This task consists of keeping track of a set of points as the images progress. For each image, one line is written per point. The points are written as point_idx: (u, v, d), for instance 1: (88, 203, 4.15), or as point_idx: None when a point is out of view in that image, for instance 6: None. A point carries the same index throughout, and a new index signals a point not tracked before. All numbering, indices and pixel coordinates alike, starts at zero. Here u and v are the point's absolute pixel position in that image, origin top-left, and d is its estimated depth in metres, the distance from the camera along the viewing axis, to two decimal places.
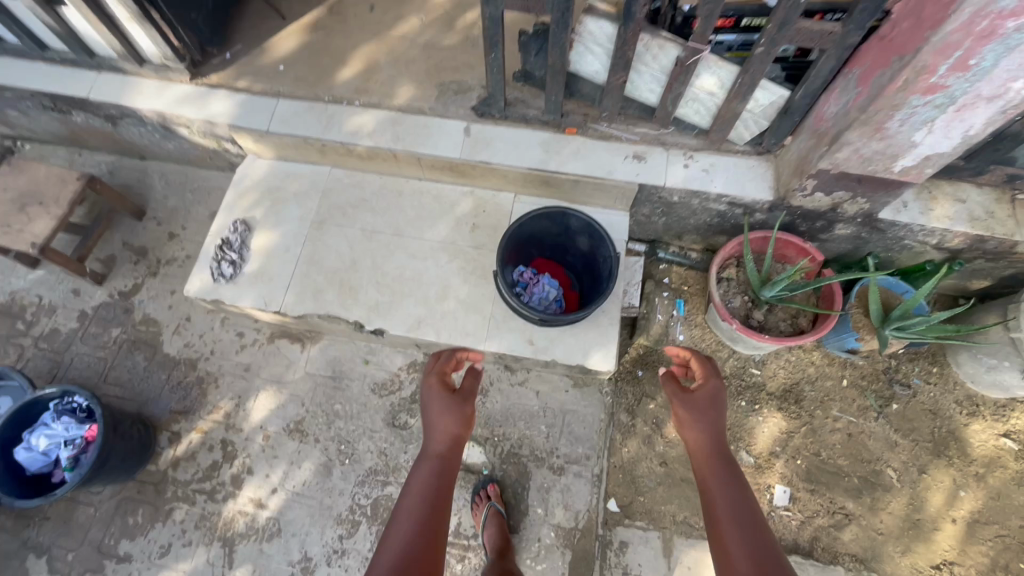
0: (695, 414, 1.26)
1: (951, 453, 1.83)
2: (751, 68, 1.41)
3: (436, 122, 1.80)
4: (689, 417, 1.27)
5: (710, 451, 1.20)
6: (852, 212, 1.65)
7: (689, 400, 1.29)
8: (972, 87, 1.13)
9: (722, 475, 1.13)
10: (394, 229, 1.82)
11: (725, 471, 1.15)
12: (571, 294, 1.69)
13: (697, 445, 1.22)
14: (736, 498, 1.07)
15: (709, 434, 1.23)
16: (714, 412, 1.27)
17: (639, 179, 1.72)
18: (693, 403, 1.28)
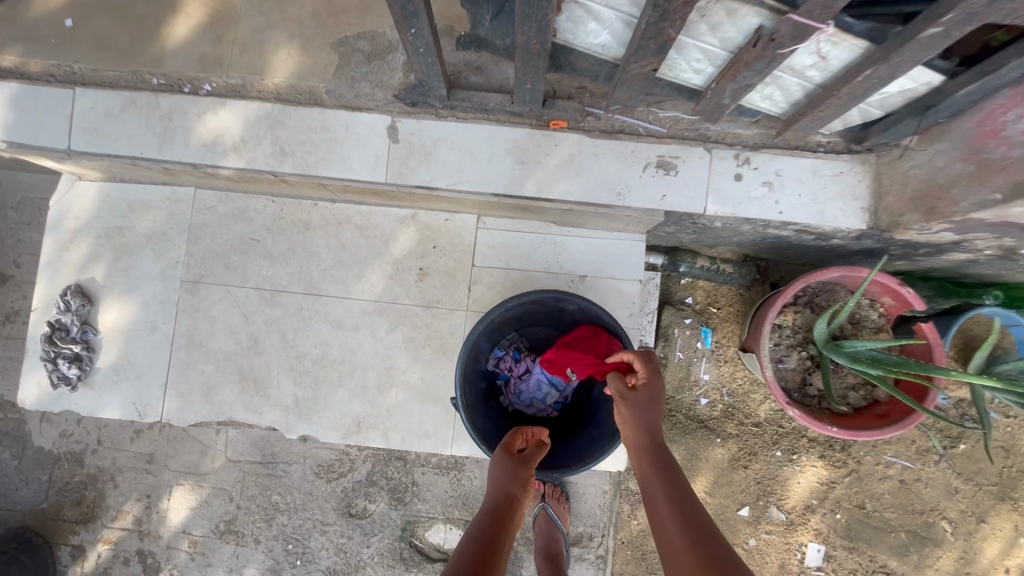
0: (637, 404, 0.88)
1: (1018, 496, 1.53)
2: (899, 56, 0.75)
3: (340, 119, 1.12)
4: (624, 413, 0.88)
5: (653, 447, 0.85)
6: (984, 246, 1.09)
7: (626, 391, 0.89)
8: None
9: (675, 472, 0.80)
10: (305, 285, 1.25)
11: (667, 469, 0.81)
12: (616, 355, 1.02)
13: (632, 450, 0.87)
14: (684, 503, 0.74)
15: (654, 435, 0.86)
16: (660, 414, 0.89)
17: (664, 206, 1.13)
18: (630, 395, 0.89)
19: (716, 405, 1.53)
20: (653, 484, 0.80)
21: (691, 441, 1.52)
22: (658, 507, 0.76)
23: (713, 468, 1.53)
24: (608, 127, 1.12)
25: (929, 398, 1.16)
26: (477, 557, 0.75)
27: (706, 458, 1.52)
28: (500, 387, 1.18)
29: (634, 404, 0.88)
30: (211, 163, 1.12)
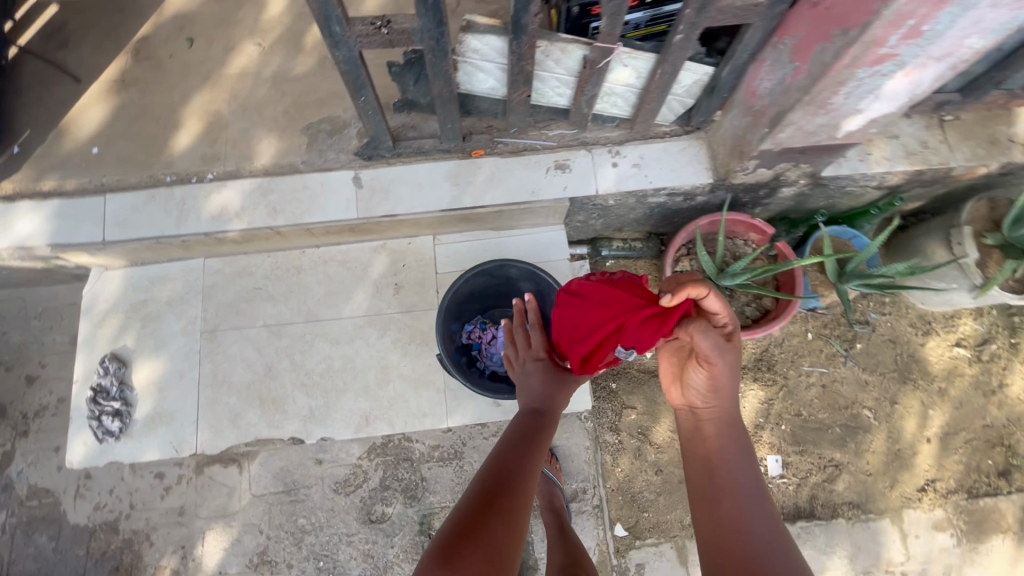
0: (722, 377, 1.04)
1: (915, 376, 1.86)
2: (671, 57, 1.21)
3: (316, 179, 1.48)
4: (715, 375, 1.03)
5: (728, 431, 1.04)
6: (796, 176, 1.52)
7: (722, 348, 1.02)
8: (922, 53, 1.00)
9: (745, 461, 1.00)
10: (304, 314, 1.54)
11: (738, 453, 1.01)
12: (616, 304, 1.16)
13: (711, 418, 1.05)
14: (745, 489, 0.96)
15: (729, 418, 1.05)
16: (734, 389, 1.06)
17: (568, 194, 1.52)
18: (725, 363, 1.03)
19: None
20: (727, 460, 1.01)
21: (648, 389, 1.80)
22: (723, 479, 0.98)
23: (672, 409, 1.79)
24: (514, 149, 1.53)
25: (798, 291, 1.55)
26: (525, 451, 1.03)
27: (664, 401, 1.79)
28: (476, 356, 1.47)
29: (722, 374, 1.03)
30: (219, 229, 1.44)
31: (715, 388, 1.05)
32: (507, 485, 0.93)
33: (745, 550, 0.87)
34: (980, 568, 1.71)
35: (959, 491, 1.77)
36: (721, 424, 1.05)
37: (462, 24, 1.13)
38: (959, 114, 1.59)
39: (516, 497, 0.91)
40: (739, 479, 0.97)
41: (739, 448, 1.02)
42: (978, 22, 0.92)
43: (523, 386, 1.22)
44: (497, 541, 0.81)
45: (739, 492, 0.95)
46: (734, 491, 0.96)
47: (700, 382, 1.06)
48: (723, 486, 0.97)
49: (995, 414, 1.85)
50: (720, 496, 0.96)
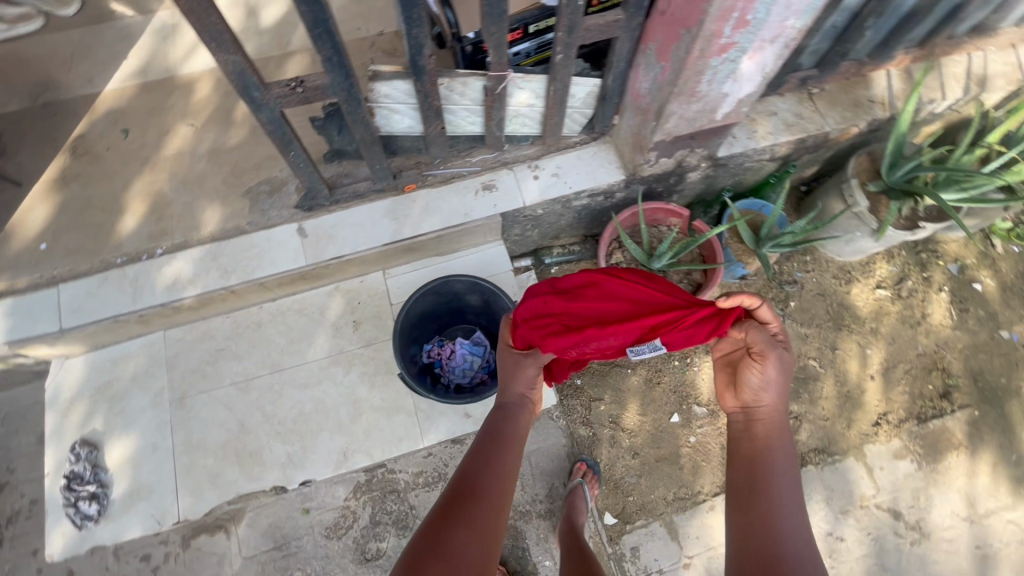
0: (774, 379, 1.06)
1: (849, 321, 2.02)
2: (558, 75, 1.38)
3: (262, 236, 1.57)
4: (767, 373, 1.06)
5: (773, 432, 1.04)
6: (696, 161, 1.70)
7: (773, 344, 1.07)
8: (755, 37, 1.19)
9: (786, 464, 0.99)
10: (270, 365, 1.60)
11: (781, 456, 1.00)
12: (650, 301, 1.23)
13: (760, 419, 1.06)
14: (785, 489, 0.94)
15: (776, 423, 1.05)
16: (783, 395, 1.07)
17: (498, 210, 1.66)
18: (782, 360, 1.06)
19: None
20: (772, 460, 1.00)
21: (610, 379, 1.90)
22: (766, 475, 0.97)
23: (636, 393, 1.89)
24: (443, 179, 1.67)
25: (719, 259, 1.71)
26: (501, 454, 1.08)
27: (627, 387, 1.89)
28: (439, 373, 1.55)
29: (775, 375, 1.06)
30: (175, 298, 1.51)
31: (763, 389, 1.06)
32: (481, 482, 1.00)
33: (772, 544, 0.86)
34: (944, 487, 1.81)
35: (910, 418, 1.89)
36: (769, 425, 1.05)
37: (369, 74, 1.27)
38: (823, 85, 1.82)
39: (484, 497, 0.97)
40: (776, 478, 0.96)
41: (783, 450, 1.01)
42: (788, 6, 1.12)
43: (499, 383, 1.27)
44: (462, 538, 0.87)
45: (779, 490, 0.94)
46: (773, 489, 0.94)
47: (752, 382, 1.07)
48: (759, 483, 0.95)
49: (925, 342, 2.01)
50: (759, 491, 0.94)
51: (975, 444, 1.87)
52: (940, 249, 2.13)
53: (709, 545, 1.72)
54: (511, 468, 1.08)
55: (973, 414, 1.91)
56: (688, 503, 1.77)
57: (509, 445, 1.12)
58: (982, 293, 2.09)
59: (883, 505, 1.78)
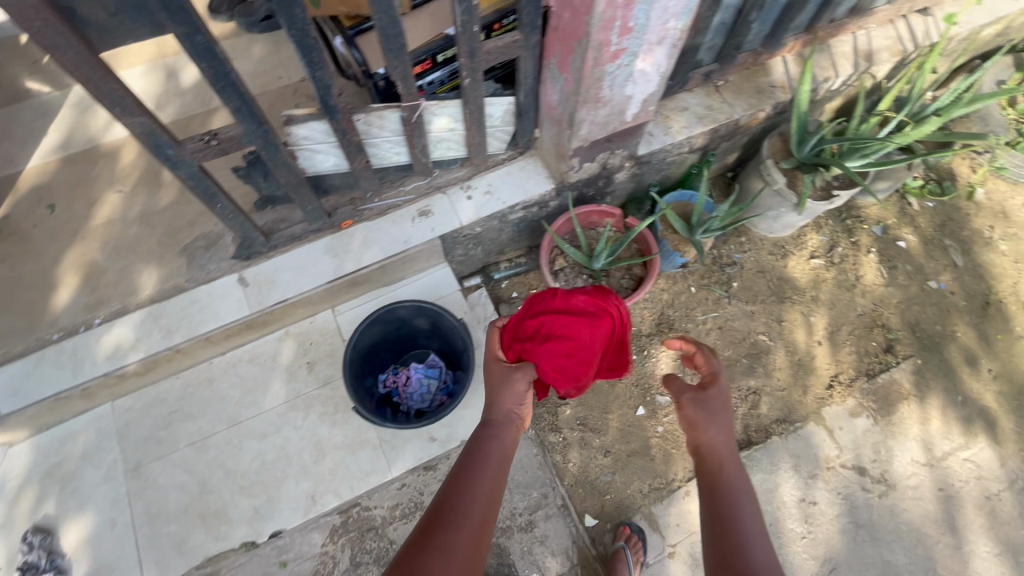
0: (708, 415, 1.16)
1: (790, 293, 2.12)
2: (470, 98, 1.44)
3: (203, 291, 1.57)
4: (698, 411, 1.17)
5: (728, 464, 1.07)
6: (619, 161, 1.79)
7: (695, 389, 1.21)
8: (642, 41, 1.28)
9: (745, 493, 1.01)
10: (226, 420, 1.58)
11: (737, 481, 1.04)
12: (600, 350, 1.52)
13: (708, 450, 1.11)
14: (746, 512, 0.97)
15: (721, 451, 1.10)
16: (723, 427, 1.15)
17: (436, 233, 1.69)
18: (709, 403, 1.17)
19: None
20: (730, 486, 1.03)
21: None
22: (725, 502, 0.99)
23: (601, 393, 1.93)
24: (379, 210, 1.70)
25: (654, 249, 1.78)
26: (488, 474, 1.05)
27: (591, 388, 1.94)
28: (398, 401, 1.55)
29: (708, 412, 1.16)
30: (118, 365, 1.48)
31: (703, 425, 1.14)
32: (462, 503, 0.96)
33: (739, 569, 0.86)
34: (901, 437, 1.89)
35: (860, 376, 1.98)
36: (721, 459, 1.09)
37: (284, 119, 1.30)
38: (727, 77, 1.94)
39: (467, 521, 0.93)
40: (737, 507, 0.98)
41: (738, 479, 1.05)
42: (665, 10, 1.21)
43: (488, 399, 1.24)
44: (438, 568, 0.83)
45: (739, 513, 0.96)
46: (734, 513, 0.96)
47: (688, 420, 1.18)
48: (723, 515, 0.97)
49: (862, 302, 2.11)
50: (722, 520, 0.96)
51: (923, 391, 1.96)
52: (862, 214, 2.27)
53: (690, 530, 1.75)
54: (494, 486, 1.04)
55: (917, 362, 2.01)
56: (664, 492, 1.80)
57: (492, 465, 1.08)
58: (907, 249, 2.21)
59: (848, 463, 1.85)
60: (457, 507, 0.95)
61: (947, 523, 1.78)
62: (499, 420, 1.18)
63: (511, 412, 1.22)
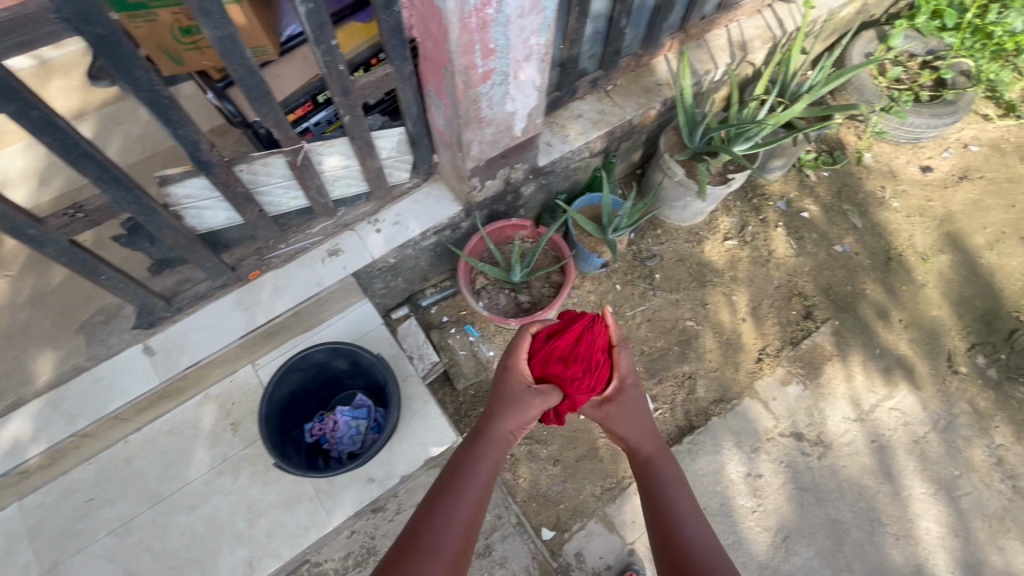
0: (620, 419, 1.26)
1: (711, 275, 2.20)
2: (354, 134, 1.44)
3: (105, 368, 1.49)
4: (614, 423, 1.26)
5: (656, 456, 1.22)
6: (521, 175, 1.83)
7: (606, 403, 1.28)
8: (509, 60, 1.32)
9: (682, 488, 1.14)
10: (149, 499, 1.50)
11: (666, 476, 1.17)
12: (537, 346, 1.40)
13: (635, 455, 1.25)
14: (676, 504, 1.10)
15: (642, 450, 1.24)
16: (639, 424, 1.26)
17: (348, 271, 1.68)
18: (615, 414, 1.26)
19: None
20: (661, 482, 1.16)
21: None
22: (660, 498, 1.12)
23: None
24: (287, 256, 1.67)
25: (567, 254, 1.81)
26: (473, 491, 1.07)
27: None
28: (329, 447, 1.52)
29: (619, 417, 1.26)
30: (18, 462, 1.39)
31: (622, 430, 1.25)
32: (438, 525, 0.99)
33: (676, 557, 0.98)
34: (830, 397, 1.97)
35: (785, 345, 2.06)
36: (650, 450, 1.23)
37: (159, 180, 1.27)
38: (614, 81, 2.02)
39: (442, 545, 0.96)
40: (675, 503, 1.10)
41: (668, 473, 1.18)
42: (522, 29, 1.25)
43: (487, 410, 1.25)
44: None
45: (670, 506, 1.10)
46: (664, 506, 1.10)
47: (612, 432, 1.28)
48: (663, 513, 1.09)
49: (778, 275, 2.21)
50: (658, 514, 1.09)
51: (844, 350, 2.06)
52: (766, 191, 2.39)
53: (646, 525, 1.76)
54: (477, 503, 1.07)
55: (835, 324, 2.10)
56: (616, 491, 1.81)
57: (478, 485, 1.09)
58: (811, 218, 2.34)
59: (785, 432, 1.91)
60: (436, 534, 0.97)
61: (883, 472, 1.86)
62: (496, 437, 1.20)
63: (507, 430, 1.22)
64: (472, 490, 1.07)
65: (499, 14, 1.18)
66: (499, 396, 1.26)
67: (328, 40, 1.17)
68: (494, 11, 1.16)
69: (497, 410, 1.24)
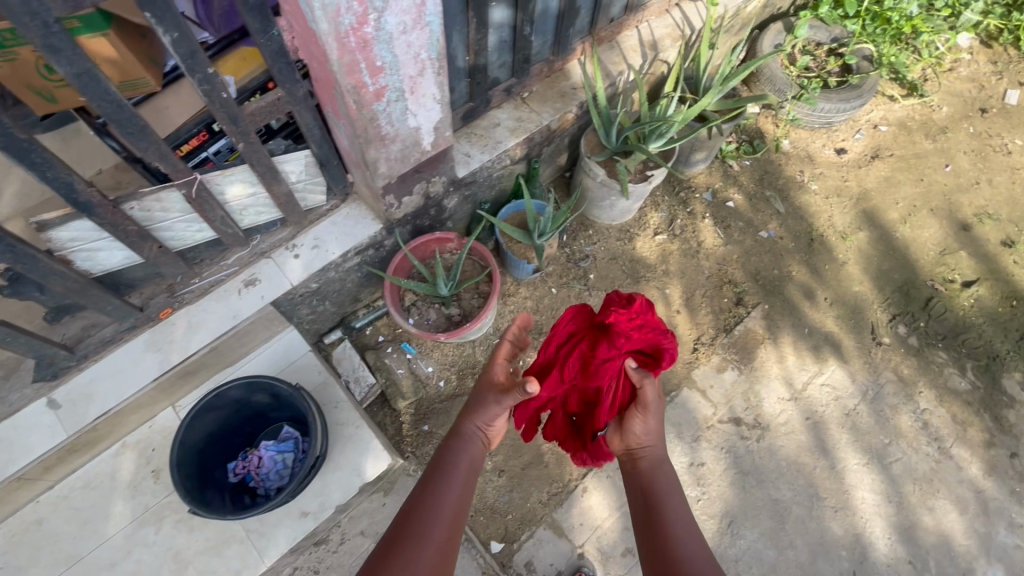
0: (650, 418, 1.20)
1: (644, 271, 2.23)
2: (253, 162, 1.40)
3: (5, 427, 1.41)
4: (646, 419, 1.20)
5: (659, 463, 1.17)
6: (441, 188, 1.82)
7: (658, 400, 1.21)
8: (401, 76, 1.31)
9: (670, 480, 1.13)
10: (65, 561, 1.42)
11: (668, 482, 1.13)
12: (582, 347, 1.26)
13: (648, 456, 1.19)
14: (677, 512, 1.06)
15: (653, 455, 1.19)
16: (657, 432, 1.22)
17: (267, 301, 1.63)
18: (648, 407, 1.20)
19: (452, 377, 1.99)
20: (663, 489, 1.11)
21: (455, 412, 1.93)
22: (661, 503, 1.08)
23: None
24: (200, 290, 1.61)
25: (491, 263, 1.83)
26: (454, 489, 1.09)
27: None
28: (256, 485, 1.48)
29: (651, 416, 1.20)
30: None
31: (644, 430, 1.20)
32: (424, 520, 0.99)
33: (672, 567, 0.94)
34: (764, 379, 2.02)
35: (719, 333, 2.11)
36: (659, 458, 1.19)
37: (38, 226, 1.20)
38: (529, 88, 2.03)
39: (431, 540, 0.96)
40: (664, 499, 1.09)
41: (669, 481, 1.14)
42: (409, 44, 1.24)
43: (463, 412, 1.28)
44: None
45: (676, 515, 1.05)
46: (669, 513, 1.05)
47: (639, 427, 1.21)
48: (659, 518, 1.04)
49: (708, 265, 2.26)
50: (657, 519, 1.04)
51: (774, 332, 2.12)
52: (692, 184, 2.44)
53: (594, 526, 1.77)
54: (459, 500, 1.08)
55: (765, 308, 2.16)
56: (562, 495, 1.81)
57: (459, 479, 1.12)
58: (736, 207, 2.40)
59: (724, 418, 1.95)
60: (425, 526, 0.98)
61: (818, 448, 1.92)
62: (470, 435, 1.22)
63: (478, 427, 1.24)
64: (453, 487, 1.09)
65: (379, 32, 1.16)
66: (474, 399, 1.29)
67: (204, 68, 1.13)
68: (373, 28, 1.14)
69: (465, 412, 1.28)
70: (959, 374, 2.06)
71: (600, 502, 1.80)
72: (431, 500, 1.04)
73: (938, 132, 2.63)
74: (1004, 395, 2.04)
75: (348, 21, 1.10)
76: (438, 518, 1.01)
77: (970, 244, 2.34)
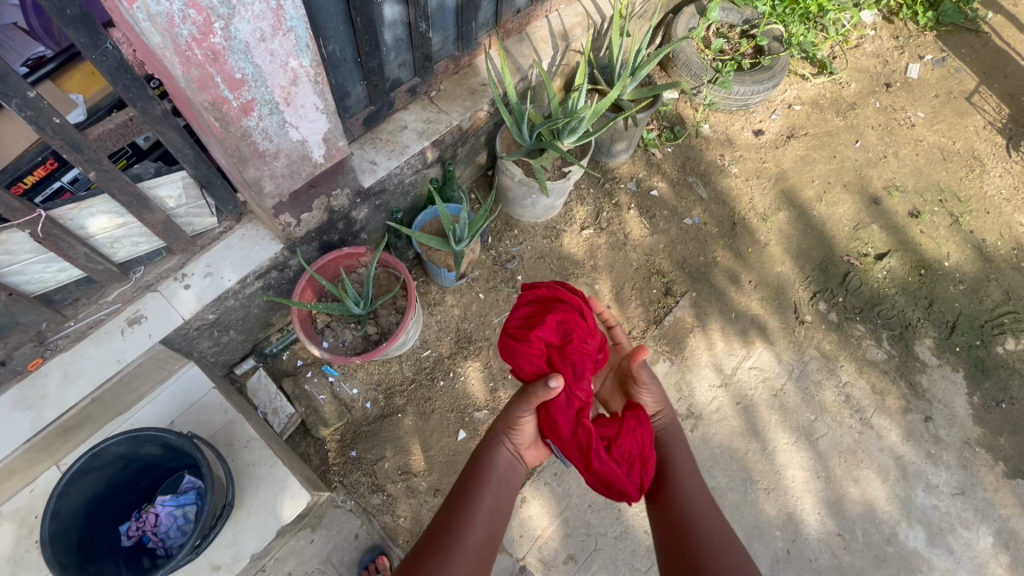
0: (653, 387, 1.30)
1: (572, 268, 2.19)
2: (112, 191, 1.24)
3: None
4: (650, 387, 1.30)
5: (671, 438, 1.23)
6: (345, 201, 1.70)
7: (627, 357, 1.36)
8: (270, 87, 1.19)
9: (692, 474, 1.14)
10: None
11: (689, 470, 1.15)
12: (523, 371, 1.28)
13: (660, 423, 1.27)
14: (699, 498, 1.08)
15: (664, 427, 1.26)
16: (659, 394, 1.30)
17: (155, 340, 1.50)
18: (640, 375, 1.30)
19: (379, 398, 1.90)
20: (686, 475, 1.14)
21: (385, 433, 1.84)
22: (681, 488, 1.10)
23: (416, 433, 1.86)
24: (76, 335, 1.45)
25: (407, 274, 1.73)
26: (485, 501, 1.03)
27: (404, 432, 1.85)
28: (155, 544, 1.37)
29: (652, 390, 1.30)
30: None
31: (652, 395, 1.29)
32: (460, 533, 0.96)
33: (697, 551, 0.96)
34: (695, 368, 2.04)
35: (649, 325, 2.10)
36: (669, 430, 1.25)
37: None
38: (437, 87, 1.93)
39: (463, 554, 0.92)
40: (684, 479, 1.12)
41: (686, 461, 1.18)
42: (272, 52, 1.13)
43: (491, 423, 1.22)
44: None
45: (695, 499, 1.07)
46: (689, 498, 1.08)
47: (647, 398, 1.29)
48: (677, 502, 1.08)
49: (636, 256, 2.24)
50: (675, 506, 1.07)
51: (703, 319, 2.13)
52: (616, 175, 2.42)
53: (534, 536, 1.74)
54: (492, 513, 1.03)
55: (692, 296, 2.17)
56: None
57: (491, 486, 1.07)
58: (660, 196, 2.39)
59: None
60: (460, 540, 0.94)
61: (749, 431, 1.95)
62: (501, 445, 1.16)
63: (507, 439, 1.18)
64: (485, 499, 1.04)
65: (231, 41, 1.04)
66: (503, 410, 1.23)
67: (21, 92, 0.97)
68: (222, 38, 1.02)
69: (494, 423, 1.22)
70: (876, 345, 2.14)
71: (539, 511, 1.76)
72: (460, 514, 0.99)
73: (848, 109, 2.70)
74: (917, 360, 2.13)
75: (188, 31, 0.97)
76: (471, 533, 0.96)
77: (881, 216, 2.42)
